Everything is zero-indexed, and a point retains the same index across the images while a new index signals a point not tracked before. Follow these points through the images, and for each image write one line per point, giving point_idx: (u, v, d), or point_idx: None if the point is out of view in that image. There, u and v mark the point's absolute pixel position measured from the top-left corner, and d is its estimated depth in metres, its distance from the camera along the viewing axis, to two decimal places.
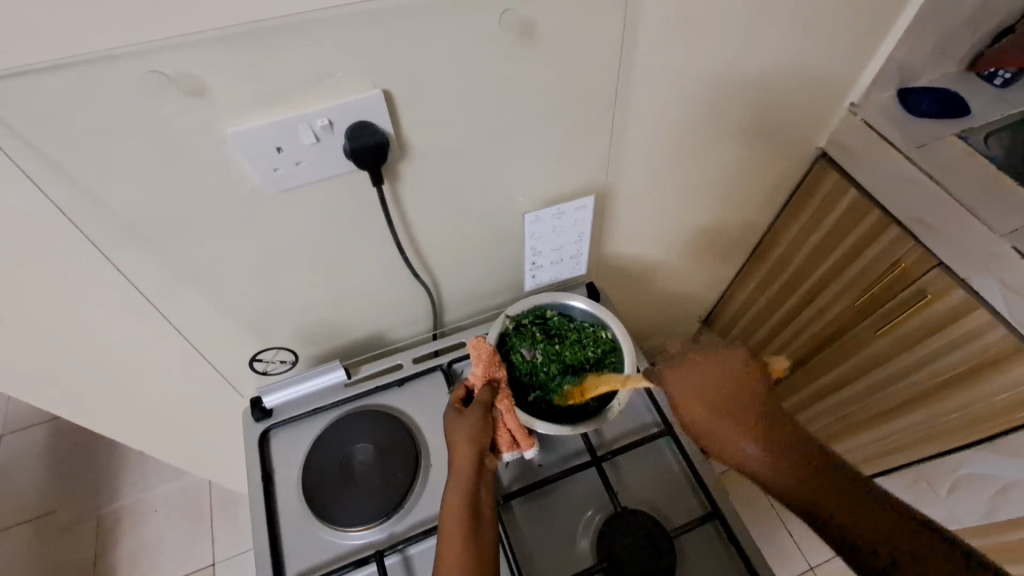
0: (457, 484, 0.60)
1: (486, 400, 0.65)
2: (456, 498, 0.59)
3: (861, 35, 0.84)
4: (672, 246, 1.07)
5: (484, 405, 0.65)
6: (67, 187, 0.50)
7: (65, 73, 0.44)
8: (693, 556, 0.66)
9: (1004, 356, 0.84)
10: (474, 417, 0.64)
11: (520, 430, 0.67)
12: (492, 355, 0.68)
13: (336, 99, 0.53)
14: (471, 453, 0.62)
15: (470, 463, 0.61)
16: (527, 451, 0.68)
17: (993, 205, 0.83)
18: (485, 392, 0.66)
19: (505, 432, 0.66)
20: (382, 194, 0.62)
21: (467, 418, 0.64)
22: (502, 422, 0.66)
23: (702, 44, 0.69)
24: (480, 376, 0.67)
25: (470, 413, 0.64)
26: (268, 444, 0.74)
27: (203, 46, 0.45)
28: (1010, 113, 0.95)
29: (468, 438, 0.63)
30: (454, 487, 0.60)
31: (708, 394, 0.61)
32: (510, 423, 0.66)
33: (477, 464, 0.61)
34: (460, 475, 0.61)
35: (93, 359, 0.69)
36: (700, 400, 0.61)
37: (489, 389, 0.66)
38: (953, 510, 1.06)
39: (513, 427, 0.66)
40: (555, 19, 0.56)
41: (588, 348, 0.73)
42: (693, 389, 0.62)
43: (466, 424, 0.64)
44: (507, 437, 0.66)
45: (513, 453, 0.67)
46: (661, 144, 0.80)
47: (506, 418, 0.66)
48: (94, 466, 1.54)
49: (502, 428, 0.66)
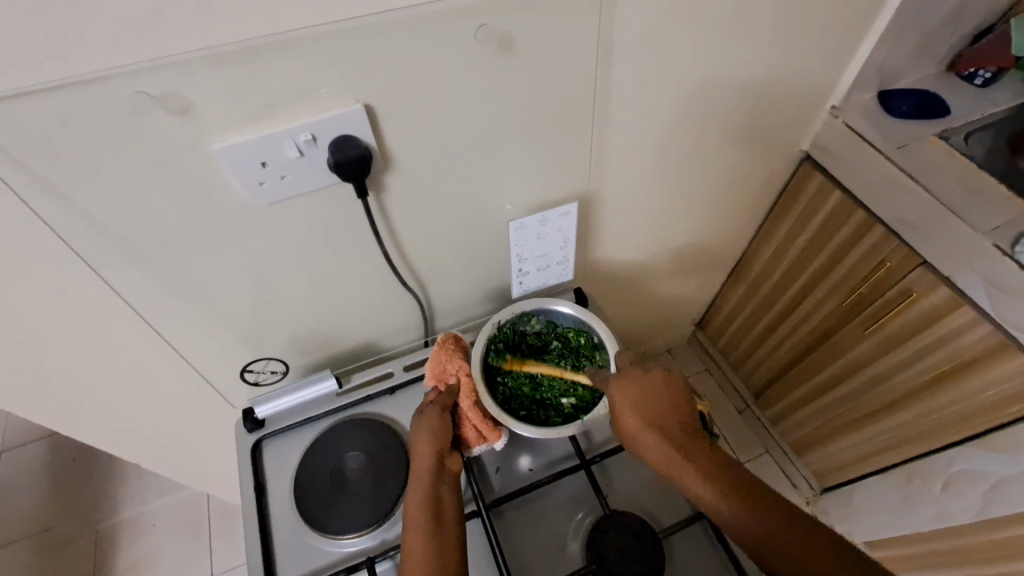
0: (416, 485, 0.60)
1: (444, 400, 0.68)
2: (416, 499, 0.58)
3: (838, 40, 0.86)
4: (660, 250, 1.08)
5: (443, 405, 0.68)
6: (60, 207, 0.52)
7: (51, 96, 0.45)
8: (682, 557, 0.66)
9: (990, 354, 0.84)
10: (434, 416, 0.66)
11: (485, 423, 0.68)
12: (444, 356, 0.71)
13: (319, 115, 0.54)
14: (429, 453, 0.63)
15: (428, 463, 0.62)
16: (497, 443, 0.69)
17: (973, 203, 0.84)
18: (443, 393, 0.69)
19: (471, 428, 0.68)
20: (367, 206, 0.63)
21: (426, 417, 0.66)
22: (466, 418, 0.68)
23: (679, 52, 0.70)
24: (434, 377, 0.71)
25: (430, 412, 0.67)
26: (260, 454, 0.75)
27: (187, 67, 0.47)
28: (990, 113, 0.96)
29: (425, 438, 0.64)
30: (414, 489, 0.60)
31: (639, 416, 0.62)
32: (474, 417, 0.68)
33: (436, 464, 0.62)
34: (419, 475, 0.61)
35: (86, 373, 0.70)
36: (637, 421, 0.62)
37: (447, 390, 0.69)
38: (947, 508, 1.02)
39: (478, 421, 0.68)
40: (531, 32, 0.57)
41: (568, 355, 0.76)
42: (642, 410, 0.62)
43: (424, 424, 0.66)
44: (473, 430, 0.68)
45: (482, 448, 0.69)
46: (644, 150, 0.82)
47: (469, 412, 0.68)
48: (93, 481, 1.54)
49: (467, 425, 0.68)
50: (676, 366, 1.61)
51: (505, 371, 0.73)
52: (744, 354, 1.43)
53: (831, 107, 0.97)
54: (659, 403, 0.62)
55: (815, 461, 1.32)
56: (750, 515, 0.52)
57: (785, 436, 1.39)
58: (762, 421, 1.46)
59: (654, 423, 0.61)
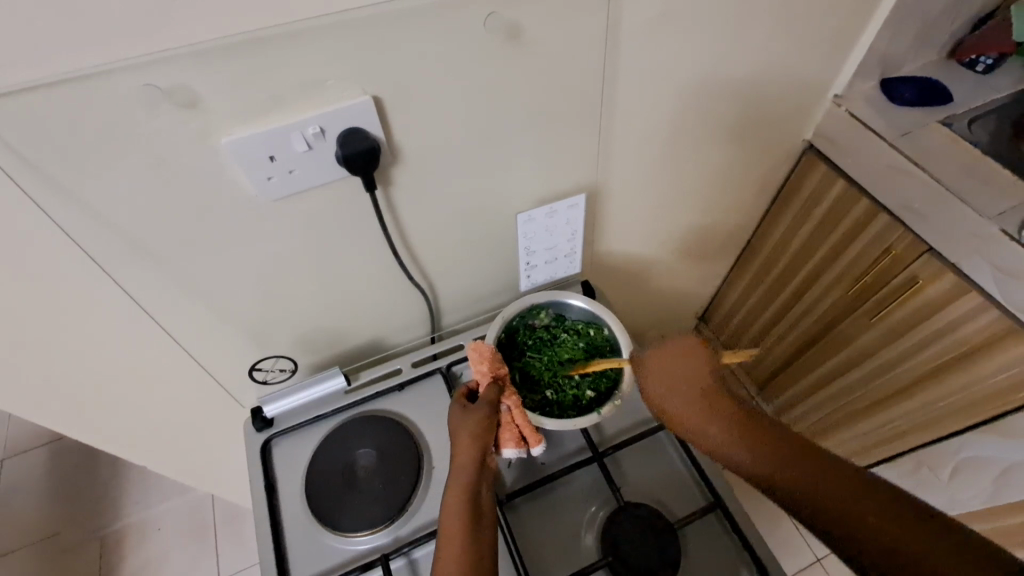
0: (459, 477, 0.59)
1: (492, 398, 0.65)
2: (457, 489, 0.58)
3: (842, 27, 0.85)
4: (665, 243, 1.07)
5: (492, 403, 0.65)
6: (63, 202, 0.51)
7: (56, 90, 0.44)
8: (697, 547, 0.66)
9: (999, 338, 0.84)
10: (484, 413, 0.64)
11: (528, 427, 0.66)
12: (493, 354, 0.68)
13: (326, 107, 0.53)
14: (473, 447, 0.61)
15: (473, 458, 0.61)
16: (535, 449, 0.66)
17: (978, 189, 0.84)
18: (493, 390, 0.66)
19: (512, 427, 0.66)
20: (375, 200, 0.63)
21: (473, 415, 0.64)
22: (510, 418, 0.66)
23: (684, 43, 0.69)
24: (485, 373, 0.67)
25: (477, 411, 0.64)
26: (270, 454, 0.74)
27: (193, 59, 0.46)
28: (992, 99, 0.96)
29: (473, 430, 0.63)
30: (455, 480, 0.59)
31: (694, 395, 0.60)
32: (519, 419, 0.66)
33: (479, 458, 0.61)
34: (463, 464, 0.60)
35: (92, 373, 0.70)
36: (692, 402, 0.60)
37: (494, 388, 0.66)
38: (955, 494, 1.06)
39: (522, 423, 0.66)
40: (539, 22, 0.57)
41: (579, 347, 0.76)
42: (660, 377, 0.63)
43: (470, 418, 0.64)
44: (513, 433, 0.66)
45: (517, 451, 0.65)
46: (649, 145, 0.81)
47: (515, 414, 0.66)
48: (97, 487, 1.53)
49: (508, 425, 0.66)
50: None
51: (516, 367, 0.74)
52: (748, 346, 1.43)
53: (833, 95, 0.97)
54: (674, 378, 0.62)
55: None
56: (841, 488, 0.48)
57: None
58: None
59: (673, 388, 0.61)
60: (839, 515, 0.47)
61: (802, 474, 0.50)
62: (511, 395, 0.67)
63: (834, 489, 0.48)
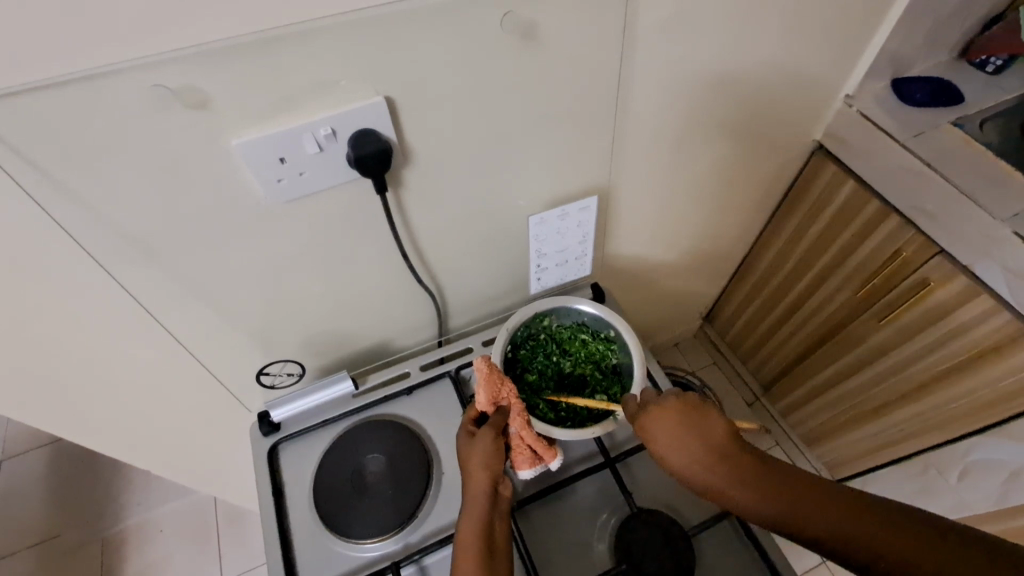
0: (472, 514, 0.57)
1: (497, 423, 0.63)
2: (471, 528, 0.56)
3: (856, 26, 0.84)
4: (675, 244, 1.06)
5: (498, 429, 0.63)
6: (69, 205, 0.50)
7: (62, 91, 0.43)
8: (711, 555, 0.65)
9: (1010, 341, 0.84)
10: (491, 441, 0.62)
11: (540, 442, 0.65)
12: (491, 377, 0.65)
13: (338, 108, 0.52)
14: (485, 478, 0.59)
15: (483, 491, 0.59)
16: (552, 463, 0.66)
17: (993, 191, 0.83)
18: (496, 417, 0.64)
19: (524, 446, 0.65)
20: (386, 202, 0.62)
21: (480, 441, 0.62)
22: (520, 439, 0.65)
23: (698, 44, 0.68)
24: (486, 400, 0.64)
25: (484, 441, 0.62)
26: (277, 459, 0.73)
27: (204, 59, 0.45)
28: (1004, 100, 0.96)
29: (483, 463, 0.60)
30: (467, 514, 0.58)
31: (710, 457, 0.54)
32: (528, 437, 0.64)
33: (492, 493, 0.59)
34: (474, 503, 0.58)
35: (96, 378, 0.68)
36: (698, 459, 0.54)
37: (499, 412, 0.64)
38: (964, 498, 1.06)
39: (532, 441, 0.65)
40: (555, 20, 0.56)
41: (579, 354, 0.75)
42: (669, 443, 0.56)
43: (478, 447, 0.62)
44: (527, 453, 0.65)
45: (535, 468, 0.66)
46: (659, 147, 0.80)
47: (523, 434, 0.64)
48: (97, 489, 1.52)
49: (521, 444, 0.65)
50: (683, 362, 1.59)
51: (523, 385, 0.72)
52: (754, 347, 1.42)
53: (844, 96, 0.95)
54: (684, 436, 0.56)
55: (826, 453, 1.32)
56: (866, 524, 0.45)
57: (796, 428, 1.39)
58: (773, 413, 1.45)
59: (686, 452, 0.55)
60: (876, 553, 0.44)
61: (840, 525, 0.46)
62: (519, 415, 0.64)
63: (833, 517, 0.47)
